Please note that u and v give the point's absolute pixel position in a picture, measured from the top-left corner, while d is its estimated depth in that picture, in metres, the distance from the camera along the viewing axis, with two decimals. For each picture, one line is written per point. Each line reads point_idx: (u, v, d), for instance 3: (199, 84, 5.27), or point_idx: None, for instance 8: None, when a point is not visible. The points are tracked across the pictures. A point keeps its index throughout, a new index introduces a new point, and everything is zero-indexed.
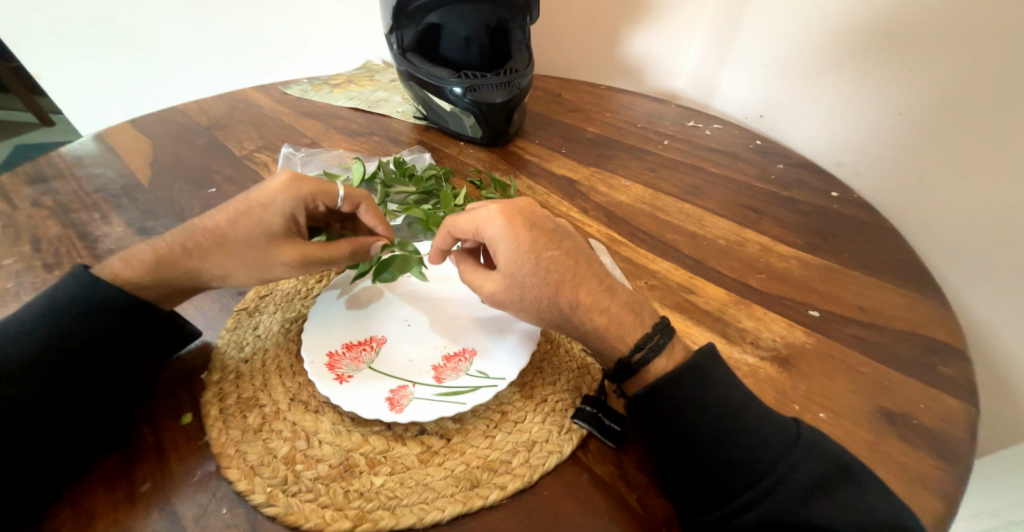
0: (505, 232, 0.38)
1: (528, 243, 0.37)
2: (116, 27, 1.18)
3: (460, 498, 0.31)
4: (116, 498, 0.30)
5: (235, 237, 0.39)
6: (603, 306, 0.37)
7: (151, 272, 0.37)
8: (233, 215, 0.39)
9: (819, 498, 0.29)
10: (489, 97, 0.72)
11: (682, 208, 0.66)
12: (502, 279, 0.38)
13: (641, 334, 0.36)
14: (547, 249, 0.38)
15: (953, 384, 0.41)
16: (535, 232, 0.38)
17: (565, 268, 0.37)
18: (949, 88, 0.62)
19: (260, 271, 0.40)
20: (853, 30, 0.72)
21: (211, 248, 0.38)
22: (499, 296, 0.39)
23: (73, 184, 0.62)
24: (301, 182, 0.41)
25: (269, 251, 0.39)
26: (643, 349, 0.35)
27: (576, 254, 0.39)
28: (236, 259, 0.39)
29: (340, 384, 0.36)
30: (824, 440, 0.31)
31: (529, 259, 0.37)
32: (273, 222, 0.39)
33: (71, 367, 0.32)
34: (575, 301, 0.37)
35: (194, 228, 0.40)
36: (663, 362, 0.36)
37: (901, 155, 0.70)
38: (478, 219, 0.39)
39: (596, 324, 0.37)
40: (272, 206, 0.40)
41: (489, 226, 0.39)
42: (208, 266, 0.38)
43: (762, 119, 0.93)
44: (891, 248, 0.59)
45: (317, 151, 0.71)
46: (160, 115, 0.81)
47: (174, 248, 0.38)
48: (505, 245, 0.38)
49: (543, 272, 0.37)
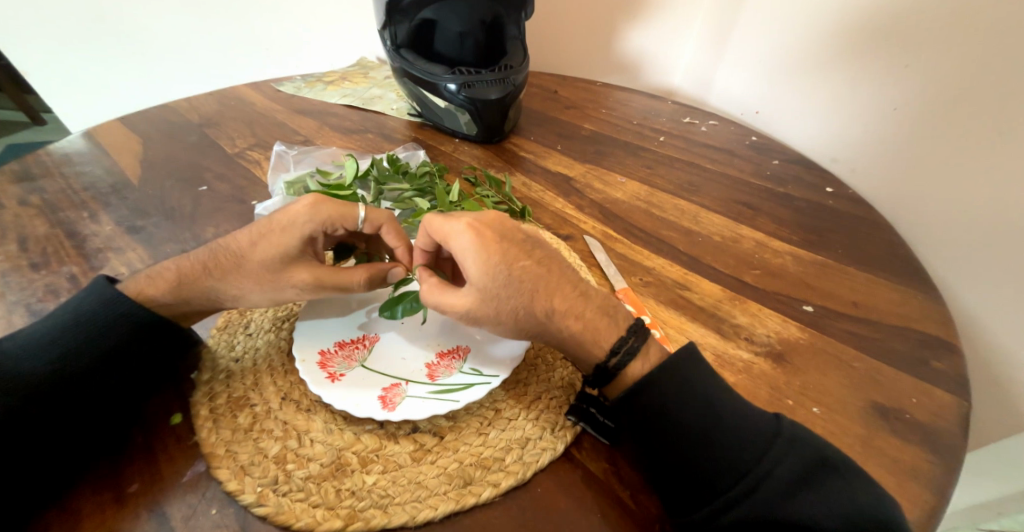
0: (474, 243, 0.36)
1: (498, 254, 0.36)
2: (107, 23, 1.17)
3: (453, 496, 0.31)
4: (104, 500, 0.30)
5: (253, 259, 0.38)
6: (578, 312, 0.37)
7: (177, 292, 0.37)
8: (255, 237, 0.39)
9: (802, 492, 0.29)
10: (484, 93, 0.71)
11: (678, 205, 0.66)
12: (474, 295, 0.36)
13: (615, 338, 0.36)
14: (519, 260, 0.36)
15: (945, 378, 0.41)
16: (506, 243, 0.37)
17: (538, 279, 0.36)
18: (948, 82, 0.61)
19: (272, 293, 0.38)
20: (845, 27, 0.72)
21: (229, 269, 0.38)
22: (472, 313, 0.37)
23: (61, 183, 0.61)
24: (321, 205, 0.39)
25: (283, 273, 0.38)
26: (618, 353, 0.35)
27: (551, 264, 0.38)
28: (252, 280, 0.38)
29: (332, 382, 0.35)
30: (802, 434, 0.31)
31: (501, 271, 0.36)
32: (291, 246, 0.38)
33: (68, 373, 0.32)
34: (551, 308, 0.36)
35: (217, 247, 0.39)
36: (640, 365, 0.35)
37: (896, 151, 0.70)
38: (447, 229, 0.38)
39: (572, 330, 0.36)
40: (292, 229, 0.38)
41: (457, 237, 0.37)
42: (226, 287, 0.38)
43: (758, 115, 0.92)
44: (886, 243, 0.59)
45: (309, 149, 0.71)
46: (149, 112, 0.80)
47: (195, 268, 0.38)
48: (474, 256, 0.36)
49: (516, 284, 0.35)
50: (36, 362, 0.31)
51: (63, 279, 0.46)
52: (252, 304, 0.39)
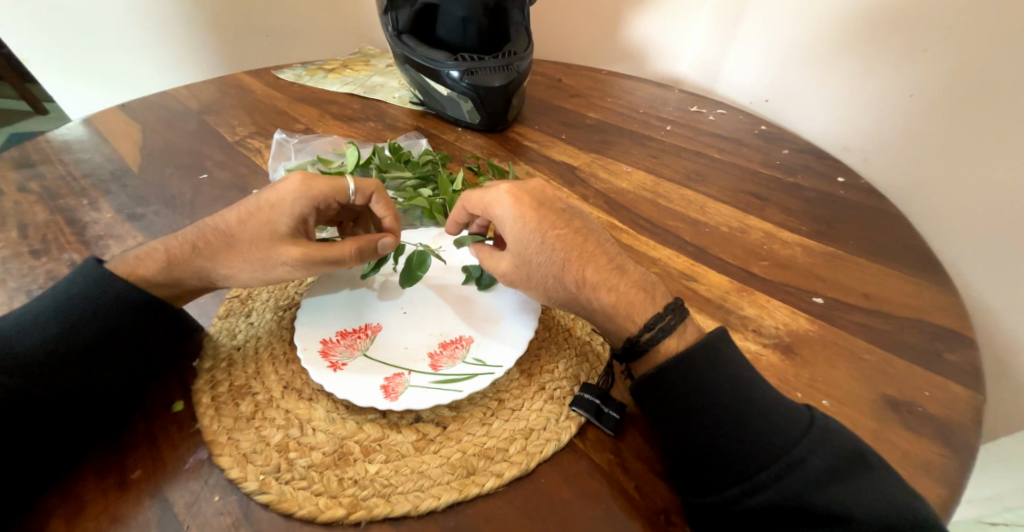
0: (512, 211, 0.38)
1: (533, 223, 0.37)
2: (107, 11, 1.16)
3: (456, 486, 0.30)
4: (106, 486, 0.30)
5: (242, 237, 0.37)
6: (612, 284, 0.36)
7: (165, 271, 0.36)
8: (243, 216, 0.38)
9: (833, 483, 0.28)
10: (487, 80, 0.70)
11: (684, 195, 0.64)
12: (514, 260, 0.38)
13: (651, 315, 0.35)
14: (554, 228, 0.37)
15: (959, 371, 0.40)
16: (544, 210, 0.38)
17: (572, 247, 0.37)
18: (967, 69, 0.60)
19: (261, 272, 0.38)
20: (855, 14, 0.71)
21: (219, 249, 0.37)
22: (511, 275, 0.39)
23: (61, 170, 0.61)
24: (311, 181, 0.39)
25: (272, 250, 0.37)
26: (652, 329, 0.34)
27: (586, 233, 0.38)
28: (241, 259, 0.37)
29: (333, 371, 0.35)
30: (836, 426, 0.31)
31: (535, 238, 0.37)
32: (279, 223, 0.37)
33: (70, 358, 0.31)
34: (581, 278, 0.36)
35: (205, 227, 0.39)
36: (674, 342, 0.35)
37: (912, 140, 0.68)
38: (488, 198, 0.39)
39: (603, 303, 0.36)
40: (281, 207, 0.38)
41: (499, 204, 0.38)
42: (215, 267, 0.37)
43: (768, 104, 0.90)
44: (898, 234, 0.57)
45: (310, 138, 0.70)
46: (149, 99, 0.79)
47: (184, 247, 0.37)
48: (512, 223, 0.37)
49: (549, 251, 0.36)
50: (37, 344, 0.31)
51: (62, 266, 0.46)
52: (244, 284, 0.39)
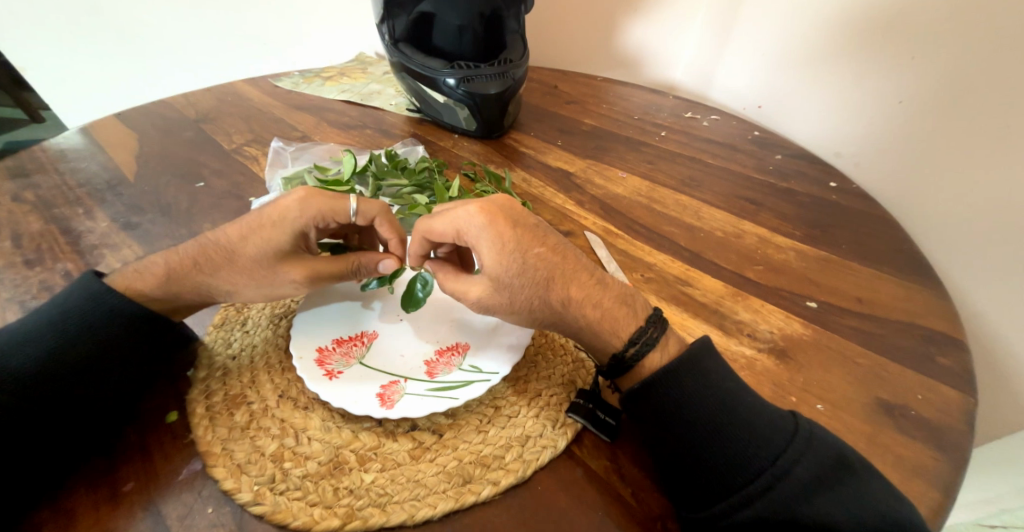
0: (487, 231, 0.36)
1: (512, 242, 0.36)
2: (103, 20, 1.15)
3: (452, 494, 0.30)
4: (98, 498, 0.30)
5: (244, 253, 0.37)
6: (596, 300, 0.36)
7: (165, 286, 0.36)
8: (244, 231, 0.38)
9: (821, 492, 0.28)
10: (483, 88, 0.71)
11: (679, 201, 0.65)
12: (487, 282, 0.37)
13: (634, 328, 0.36)
14: (533, 247, 0.36)
15: (951, 375, 0.40)
16: (520, 229, 0.37)
17: (553, 266, 0.36)
18: (951, 77, 0.61)
19: (268, 288, 0.38)
20: (844, 25, 0.72)
21: (222, 264, 0.37)
22: (485, 302, 0.37)
23: (56, 179, 0.61)
24: (312, 199, 0.38)
25: (277, 269, 0.38)
26: (637, 344, 0.35)
27: (563, 250, 0.38)
28: (244, 275, 0.37)
29: (329, 380, 0.35)
30: (823, 433, 0.31)
31: (516, 258, 0.35)
32: (282, 240, 0.37)
33: (63, 372, 0.31)
34: (566, 297, 0.36)
35: (207, 241, 0.38)
36: (657, 356, 0.35)
37: (902, 145, 0.69)
38: (457, 220, 0.37)
39: (588, 319, 0.36)
40: (284, 224, 0.37)
41: (469, 225, 0.36)
42: (217, 282, 0.37)
43: (761, 110, 0.91)
44: (890, 238, 0.58)
45: (306, 145, 0.70)
46: (146, 108, 0.79)
47: (184, 262, 0.37)
48: (489, 245, 0.35)
49: (531, 271, 0.35)
50: (31, 360, 0.31)
51: (56, 275, 0.46)
52: (246, 299, 0.39)
